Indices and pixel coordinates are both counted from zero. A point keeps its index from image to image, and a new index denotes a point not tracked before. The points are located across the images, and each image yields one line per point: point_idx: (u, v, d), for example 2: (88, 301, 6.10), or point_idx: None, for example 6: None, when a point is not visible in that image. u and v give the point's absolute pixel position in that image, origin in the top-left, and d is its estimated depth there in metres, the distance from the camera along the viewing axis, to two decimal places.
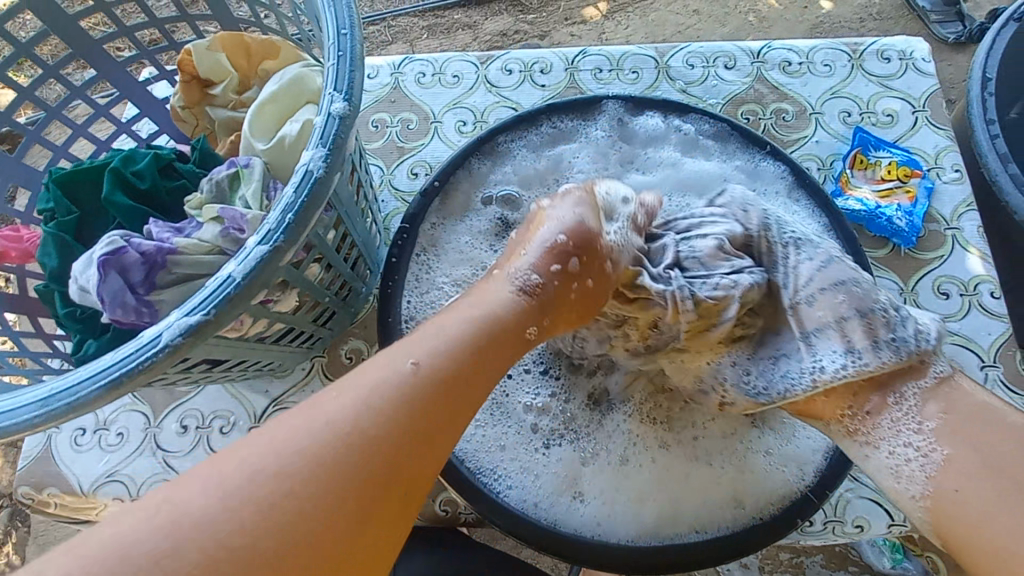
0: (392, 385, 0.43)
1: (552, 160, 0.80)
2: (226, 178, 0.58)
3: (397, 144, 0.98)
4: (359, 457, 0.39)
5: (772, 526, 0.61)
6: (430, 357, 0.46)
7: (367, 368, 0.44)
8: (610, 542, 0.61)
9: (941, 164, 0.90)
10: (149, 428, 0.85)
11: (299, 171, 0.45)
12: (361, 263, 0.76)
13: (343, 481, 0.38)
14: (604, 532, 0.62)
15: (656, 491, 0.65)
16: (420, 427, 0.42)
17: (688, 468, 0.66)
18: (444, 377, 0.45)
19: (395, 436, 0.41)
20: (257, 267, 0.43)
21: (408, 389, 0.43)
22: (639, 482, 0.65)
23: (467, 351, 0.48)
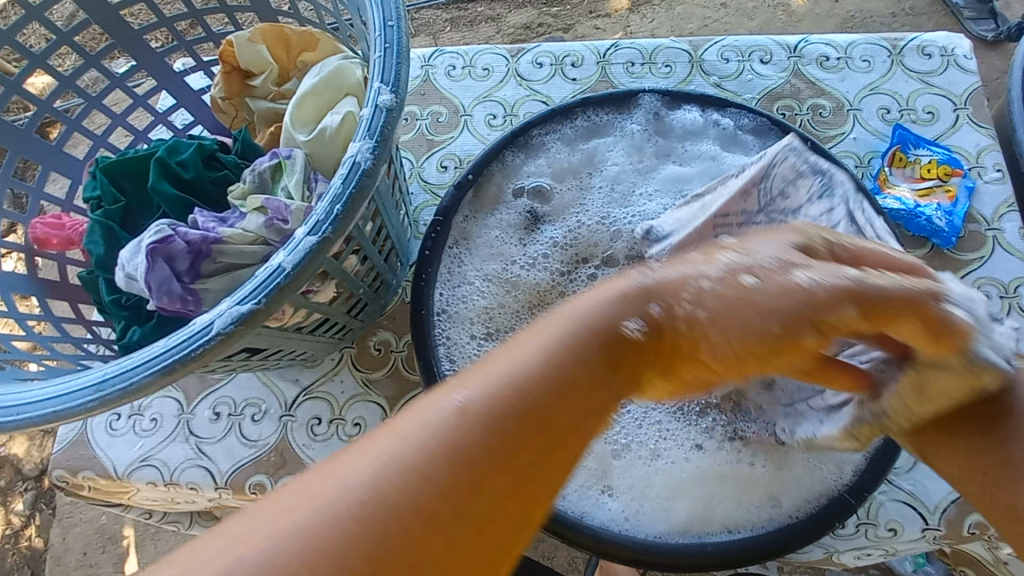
0: (435, 427, 0.35)
1: (586, 153, 0.80)
2: (269, 169, 0.58)
3: (427, 137, 0.98)
4: (391, 518, 0.32)
5: (809, 526, 0.61)
6: (484, 390, 0.37)
7: (411, 411, 0.36)
8: (639, 537, 0.61)
9: (982, 163, 0.88)
10: (182, 414, 0.87)
11: (347, 163, 0.45)
12: (394, 254, 0.77)
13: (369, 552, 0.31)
14: (632, 527, 0.62)
15: (688, 488, 0.64)
16: (470, 479, 0.34)
17: (725, 464, 0.65)
18: (499, 415, 0.36)
19: (456, 491, 0.34)
20: (306, 257, 0.43)
21: (453, 435, 0.35)
22: (672, 478, 0.65)
23: (535, 374, 0.38)
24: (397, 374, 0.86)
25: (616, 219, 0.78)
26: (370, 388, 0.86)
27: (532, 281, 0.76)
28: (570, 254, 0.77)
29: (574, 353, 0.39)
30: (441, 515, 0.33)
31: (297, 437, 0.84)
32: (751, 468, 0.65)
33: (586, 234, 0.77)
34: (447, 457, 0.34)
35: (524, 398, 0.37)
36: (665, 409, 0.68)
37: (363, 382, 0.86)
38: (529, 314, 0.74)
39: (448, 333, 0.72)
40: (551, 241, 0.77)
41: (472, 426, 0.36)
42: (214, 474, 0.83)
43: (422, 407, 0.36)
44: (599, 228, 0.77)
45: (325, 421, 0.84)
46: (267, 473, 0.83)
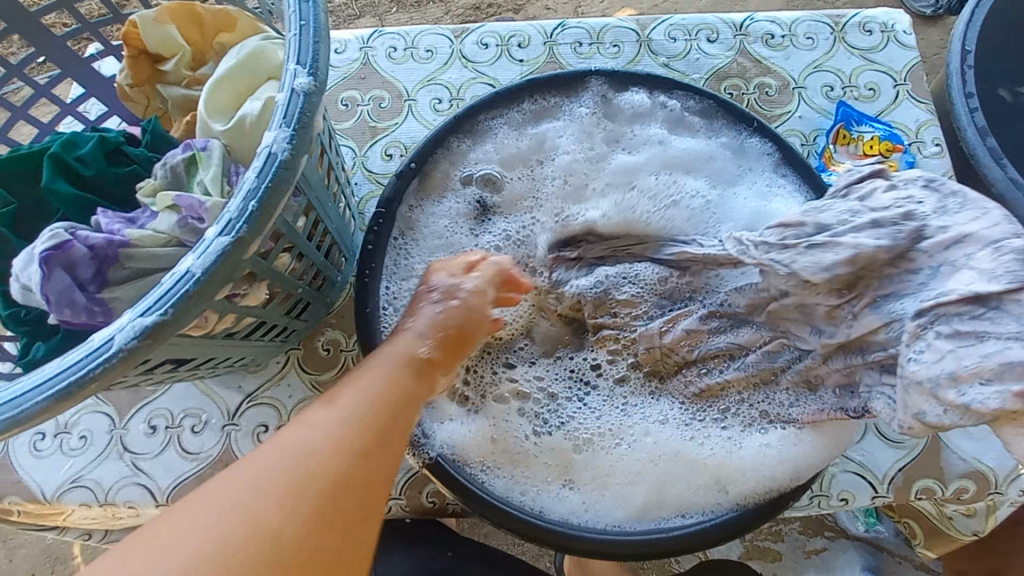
0: (325, 421, 0.41)
1: (534, 139, 0.77)
2: (182, 162, 0.53)
3: (370, 123, 0.93)
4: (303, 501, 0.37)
5: (759, 512, 0.60)
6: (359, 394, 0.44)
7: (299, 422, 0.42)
8: (597, 528, 0.60)
9: (921, 138, 0.90)
10: (115, 429, 0.81)
11: (261, 154, 0.41)
12: (336, 250, 0.72)
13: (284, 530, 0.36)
14: (590, 517, 0.62)
15: (644, 477, 0.63)
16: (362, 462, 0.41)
17: (682, 451, 0.64)
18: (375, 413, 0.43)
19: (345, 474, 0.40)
20: (219, 261, 0.39)
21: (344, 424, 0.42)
22: (628, 467, 0.64)
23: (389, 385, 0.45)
24: (347, 374, 0.82)
25: (570, 214, 0.73)
26: (320, 390, 0.82)
27: None
28: (520, 251, 0.73)
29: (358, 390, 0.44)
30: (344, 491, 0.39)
31: (242, 448, 0.80)
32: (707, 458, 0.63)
33: (540, 231, 0.73)
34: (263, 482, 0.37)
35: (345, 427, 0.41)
36: (616, 399, 0.67)
37: (312, 385, 0.82)
38: None
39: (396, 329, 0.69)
40: (503, 233, 0.74)
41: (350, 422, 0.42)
42: (153, 491, 0.78)
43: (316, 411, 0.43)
44: (553, 226, 0.73)
45: (272, 428, 0.80)
46: None
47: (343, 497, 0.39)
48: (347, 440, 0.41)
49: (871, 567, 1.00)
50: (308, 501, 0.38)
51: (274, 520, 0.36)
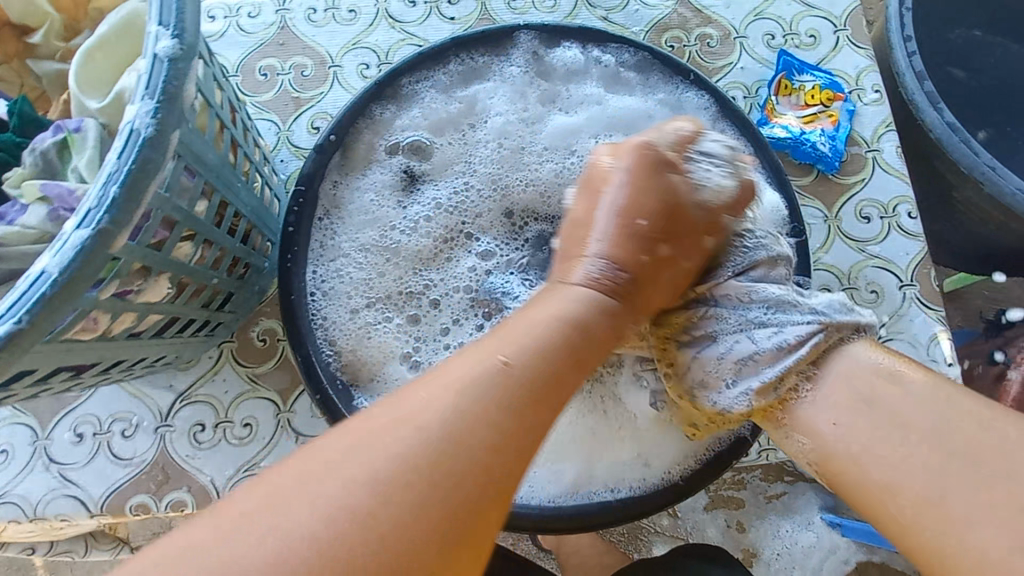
0: (482, 391, 0.40)
1: (464, 103, 0.72)
2: (53, 146, 0.47)
3: (292, 94, 0.86)
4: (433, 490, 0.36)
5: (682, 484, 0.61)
6: (522, 357, 0.42)
7: (451, 380, 0.40)
8: (531, 505, 0.61)
9: (862, 85, 0.89)
10: (37, 441, 0.75)
11: (123, 132, 0.36)
12: (257, 234, 0.67)
13: (409, 519, 0.35)
14: (525, 494, 0.62)
15: (571, 454, 0.64)
16: (494, 454, 0.38)
17: (598, 430, 0.65)
18: (518, 388, 0.41)
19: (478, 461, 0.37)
20: (81, 257, 0.34)
21: (492, 398, 0.40)
22: (555, 442, 0.64)
23: (539, 367, 0.42)
24: (286, 364, 0.78)
25: (504, 180, 0.71)
26: (258, 382, 0.78)
27: (415, 247, 0.69)
28: (457, 220, 0.70)
29: (548, 343, 0.44)
30: (481, 482, 0.37)
31: (179, 449, 0.75)
32: (628, 441, 0.64)
33: (473, 199, 0.70)
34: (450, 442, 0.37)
35: (502, 391, 0.40)
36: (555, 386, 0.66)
37: (249, 378, 0.78)
38: (414, 278, 0.68)
39: (326, 312, 0.65)
40: (434, 203, 0.70)
41: (478, 408, 0.39)
42: (86, 502, 0.73)
43: (460, 368, 0.41)
44: (486, 195, 0.71)
45: (209, 427, 0.76)
46: (151, 492, 0.74)
47: (479, 477, 0.37)
48: (489, 431, 0.38)
49: (828, 507, 1.04)
50: (433, 499, 0.35)
51: (387, 523, 0.34)
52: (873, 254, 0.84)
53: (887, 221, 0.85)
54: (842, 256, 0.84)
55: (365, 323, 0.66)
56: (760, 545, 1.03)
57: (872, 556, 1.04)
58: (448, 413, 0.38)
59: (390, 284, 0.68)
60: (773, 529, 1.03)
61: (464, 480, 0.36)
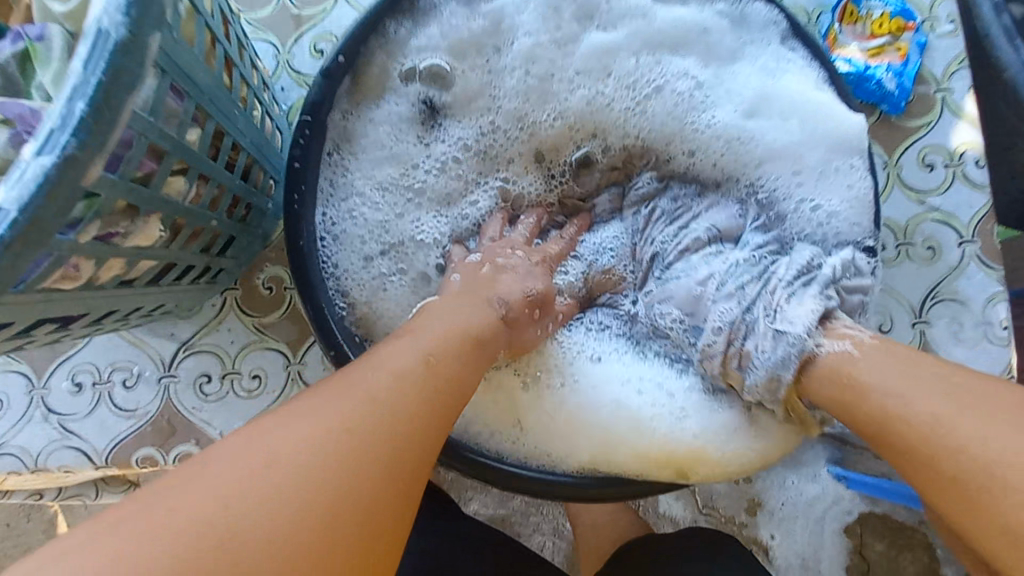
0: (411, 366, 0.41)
1: (490, 19, 0.62)
2: (13, 58, 0.39)
3: (292, 11, 0.76)
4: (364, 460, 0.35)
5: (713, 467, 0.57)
6: (440, 338, 0.44)
7: (375, 361, 0.41)
8: (551, 473, 0.58)
9: (935, 14, 0.79)
10: (33, 390, 0.71)
11: (88, 32, 0.28)
12: (258, 170, 0.59)
13: (337, 489, 0.33)
14: (546, 461, 0.58)
15: (598, 420, 0.59)
16: (422, 426, 0.39)
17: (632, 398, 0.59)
18: (438, 367, 0.42)
19: (402, 434, 0.37)
20: (44, 191, 0.28)
21: (418, 371, 0.41)
22: (582, 407, 0.59)
23: (451, 352, 0.44)
24: (295, 314, 0.73)
25: (534, 118, 0.63)
26: (265, 333, 0.73)
27: (437, 190, 0.63)
28: (484, 160, 0.64)
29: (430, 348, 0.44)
30: (404, 456, 0.37)
31: (185, 401, 0.72)
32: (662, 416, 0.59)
33: (501, 137, 0.63)
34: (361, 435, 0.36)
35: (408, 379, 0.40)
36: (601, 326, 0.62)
37: (256, 328, 0.73)
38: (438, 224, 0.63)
39: (336, 259, 0.60)
40: (459, 141, 0.63)
41: (401, 381, 0.40)
42: (90, 453, 0.70)
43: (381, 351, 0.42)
44: (517, 133, 0.63)
45: (216, 379, 0.72)
46: (158, 444, 0.71)
47: (405, 448, 0.37)
48: (414, 403, 0.39)
49: (835, 460, 0.92)
50: (364, 469, 0.35)
51: (314, 494, 0.33)
52: (934, 206, 0.77)
53: (952, 170, 0.78)
54: (897, 209, 0.77)
55: (378, 271, 0.61)
56: None
57: (875, 508, 0.91)
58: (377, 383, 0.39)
59: (409, 228, 0.62)
60: (779, 479, 0.92)
61: (391, 452, 0.36)
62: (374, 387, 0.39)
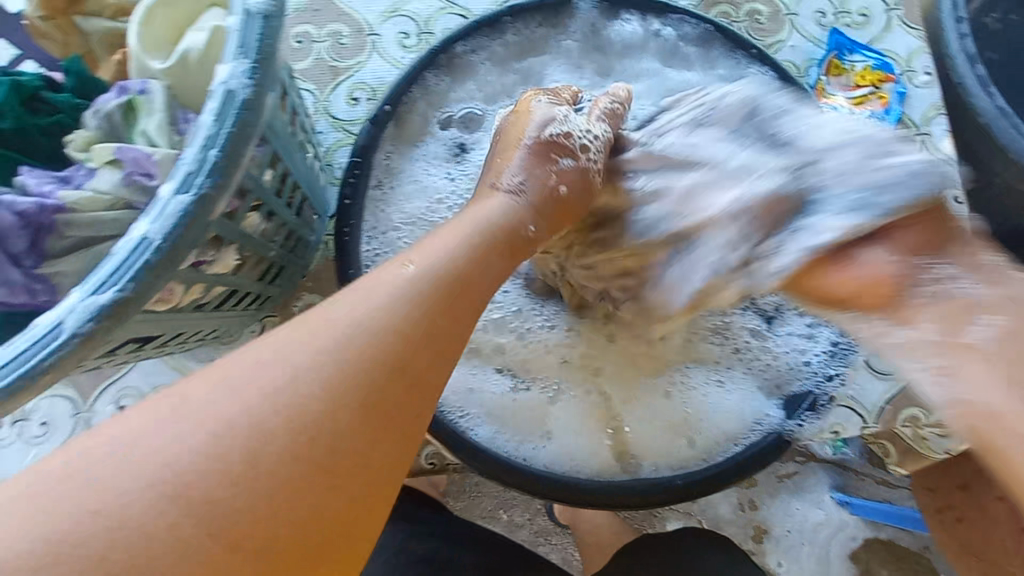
0: (377, 312, 0.35)
1: (521, 74, 0.70)
2: (118, 109, 0.45)
3: (330, 63, 0.83)
4: (277, 455, 0.30)
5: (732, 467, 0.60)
6: (419, 275, 0.37)
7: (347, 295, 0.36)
8: (576, 476, 0.59)
9: (912, 65, 0.87)
10: (79, 413, 0.74)
11: (218, 93, 0.35)
12: (307, 207, 0.65)
13: (241, 496, 0.29)
14: (570, 467, 0.60)
15: (627, 421, 0.63)
16: (371, 413, 0.32)
17: (636, 401, 0.64)
18: (365, 328, 0.34)
19: (335, 412, 0.32)
20: (180, 225, 0.33)
21: (376, 324, 0.34)
22: (607, 410, 0.63)
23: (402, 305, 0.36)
24: None
25: None
26: None
27: None
28: None
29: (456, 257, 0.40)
30: (337, 450, 0.31)
31: None
32: (687, 417, 0.63)
33: None
34: (347, 376, 0.32)
35: (374, 347, 0.34)
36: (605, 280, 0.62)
37: None
38: None
39: None
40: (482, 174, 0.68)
41: (322, 335, 0.33)
42: None
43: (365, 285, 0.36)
44: None
45: None
46: None
47: (346, 450, 0.31)
48: (357, 375, 0.33)
49: (837, 485, 0.94)
50: (289, 472, 0.30)
51: (233, 507, 0.29)
52: None
53: None
54: None
55: None
56: (772, 521, 0.94)
57: (878, 533, 0.94)
58: (305, 349, 0.33)
59: None
60: (784, 507, 0.94)
61: (307, 458, 0.30)
62: (308, 378, 0.32)
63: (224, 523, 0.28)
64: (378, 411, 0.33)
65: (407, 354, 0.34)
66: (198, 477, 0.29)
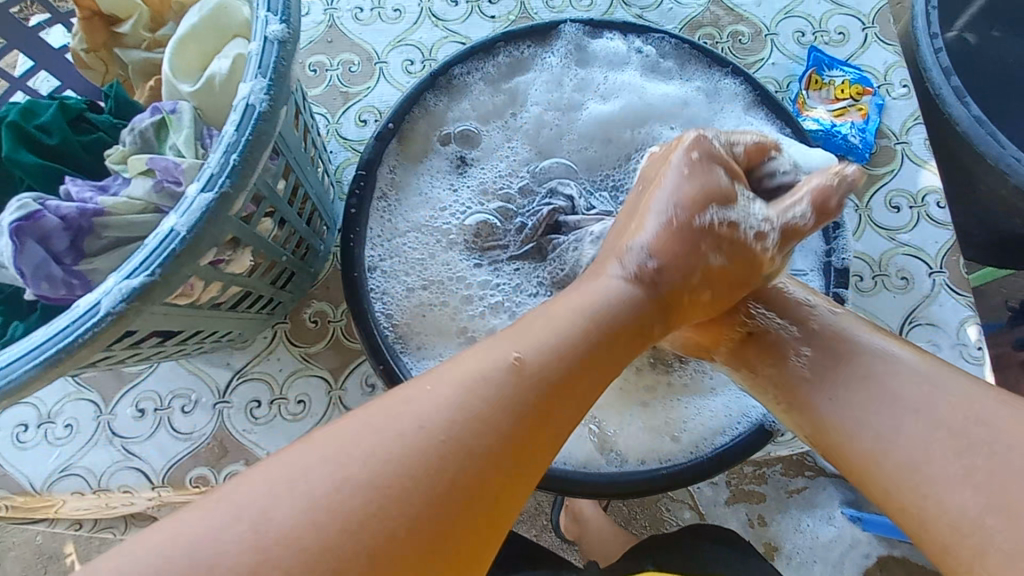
0: (500, 378, 0.40)
1: (512, 92, 0.77)
2: (151, 126, 0.51)
3: (340, 89, 0.90)
4: (441, 478, 0.36)
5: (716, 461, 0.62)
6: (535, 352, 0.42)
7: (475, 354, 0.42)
8: (566, 468, 0.61)
9: (890, 80, 0.91)
10: (101, 415, 0.79)
11: (239, 107, 0.40)
12: (317, 218, 0.70)
13: (403, 530, 0.34)
14: (560, 458, 0.62)
15: (607, 420, 0.66)
16: (516, 442, 0.39)
17: (616, 406, 0.67)
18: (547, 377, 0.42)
19: (491, 455, 0.38)
20: (203, 219, 0.38)
21: (517, 382, 0.41)
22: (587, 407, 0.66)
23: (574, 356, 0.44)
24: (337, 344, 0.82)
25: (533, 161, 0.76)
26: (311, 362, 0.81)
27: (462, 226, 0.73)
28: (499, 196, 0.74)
29: (572, 338, 0.45)
30: (483, 485, 0.37)
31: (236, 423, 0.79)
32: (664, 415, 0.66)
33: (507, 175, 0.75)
34: (504, 419, 0.39)
35: (521, 404, 0.40)
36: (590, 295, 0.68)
37: (303, 357, 0.81)
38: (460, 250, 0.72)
39: (383, 287, 0.68)
40: (477, 183, 0.74)
41: (527, 380, 0.41)
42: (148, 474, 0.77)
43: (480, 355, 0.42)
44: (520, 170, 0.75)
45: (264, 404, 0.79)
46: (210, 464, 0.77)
47: (483, 483, 0.37)
48: (511, 431, 0.39)
49: (848, 501, 0.95)
50: (432, 513, 0.35)
51: (399, 537, 0.34)
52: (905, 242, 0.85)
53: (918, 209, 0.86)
54: (872, 246, 0.85)
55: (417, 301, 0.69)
56: (782, 539, 0.94)
57: (892, 550, 0.94)
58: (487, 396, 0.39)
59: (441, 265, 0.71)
60: (795, 523, 0.94)
61: (452, 518, 0.36)
62: (482, 405, 0.39)
63: (437, 521, 0.35)
64: (523, 449, 0.39)
65: (542, 423, 0.40)
66: (382, 524, 0.34)
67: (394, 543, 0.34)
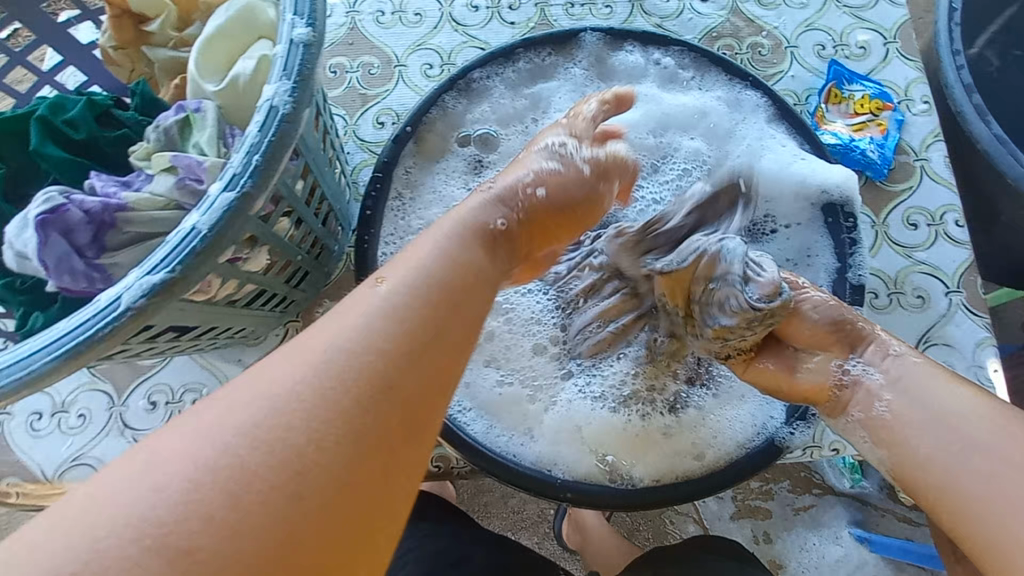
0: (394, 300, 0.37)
1: (531, 98, 0.77)
2: (175, 124, 0.52)
3: (359, 90, 0.91)
4: (323, 427, 0.31)
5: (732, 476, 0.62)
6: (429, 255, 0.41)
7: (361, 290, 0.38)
8: (577, 479, 0.61)
9: (911, 96, 0.90)
10: (114, 406, 0.80)
11: (263, 108, 0.40)
12: (333, 218, 0.71)
13: (303, 491, 0.29)
14: (569, 468, 0.62)
15: (626, 439, 0.65)
16: (401, 370, 0.34)
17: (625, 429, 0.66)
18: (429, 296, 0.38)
19: (375, 397, 0.33)
20: (225, 218, 0.38)
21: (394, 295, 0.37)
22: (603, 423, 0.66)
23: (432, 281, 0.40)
24: None
25: None
26: None
27: None
28: None
29: (446, 254, 0.42)
30: (370, 436, 0.32)
31: None
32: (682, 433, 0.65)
33: None
34: (393, 345, 0.35)
35: (408, 332, 0.36)
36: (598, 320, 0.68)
37: None
38: None
39: None
40: None
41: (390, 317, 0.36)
42: None
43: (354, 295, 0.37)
44: None
45: None
46: None
47: (372, 426, 0.32)
48: (391, 351, 0.35)
49: (856, 521, 0.94)
50: (333, 467, 0.30)
51: (298, 498, 0.29)
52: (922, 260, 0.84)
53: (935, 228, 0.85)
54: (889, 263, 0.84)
55: None
56: (786, 556, 0.93)
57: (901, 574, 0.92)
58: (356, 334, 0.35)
59: None
60: (800, 541, 0.93)
61: (345, 453, 0.31)
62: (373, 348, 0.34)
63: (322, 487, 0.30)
64: (414, 382, 0.35)
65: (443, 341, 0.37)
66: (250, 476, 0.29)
67: (282, 501, 0.29)
